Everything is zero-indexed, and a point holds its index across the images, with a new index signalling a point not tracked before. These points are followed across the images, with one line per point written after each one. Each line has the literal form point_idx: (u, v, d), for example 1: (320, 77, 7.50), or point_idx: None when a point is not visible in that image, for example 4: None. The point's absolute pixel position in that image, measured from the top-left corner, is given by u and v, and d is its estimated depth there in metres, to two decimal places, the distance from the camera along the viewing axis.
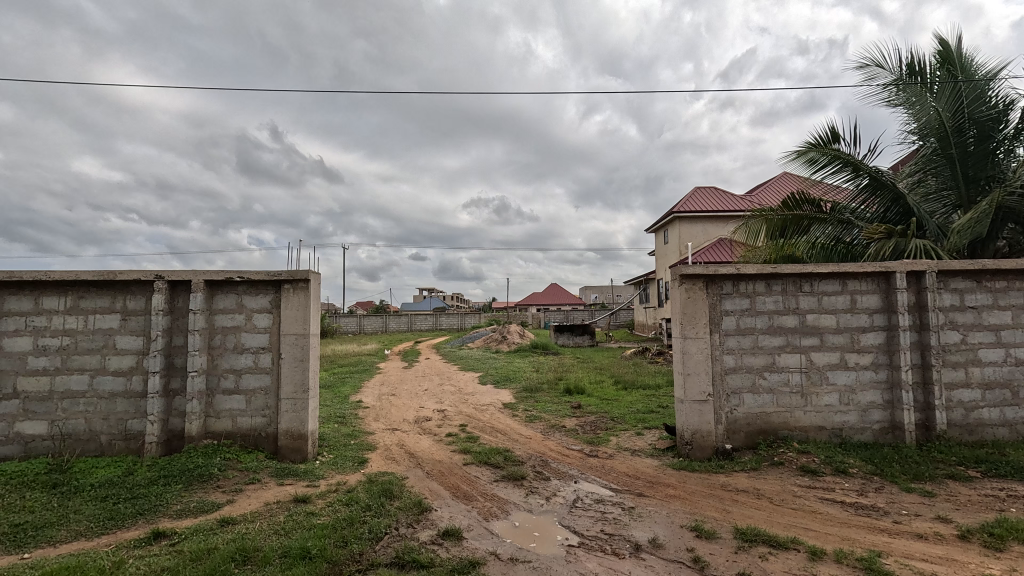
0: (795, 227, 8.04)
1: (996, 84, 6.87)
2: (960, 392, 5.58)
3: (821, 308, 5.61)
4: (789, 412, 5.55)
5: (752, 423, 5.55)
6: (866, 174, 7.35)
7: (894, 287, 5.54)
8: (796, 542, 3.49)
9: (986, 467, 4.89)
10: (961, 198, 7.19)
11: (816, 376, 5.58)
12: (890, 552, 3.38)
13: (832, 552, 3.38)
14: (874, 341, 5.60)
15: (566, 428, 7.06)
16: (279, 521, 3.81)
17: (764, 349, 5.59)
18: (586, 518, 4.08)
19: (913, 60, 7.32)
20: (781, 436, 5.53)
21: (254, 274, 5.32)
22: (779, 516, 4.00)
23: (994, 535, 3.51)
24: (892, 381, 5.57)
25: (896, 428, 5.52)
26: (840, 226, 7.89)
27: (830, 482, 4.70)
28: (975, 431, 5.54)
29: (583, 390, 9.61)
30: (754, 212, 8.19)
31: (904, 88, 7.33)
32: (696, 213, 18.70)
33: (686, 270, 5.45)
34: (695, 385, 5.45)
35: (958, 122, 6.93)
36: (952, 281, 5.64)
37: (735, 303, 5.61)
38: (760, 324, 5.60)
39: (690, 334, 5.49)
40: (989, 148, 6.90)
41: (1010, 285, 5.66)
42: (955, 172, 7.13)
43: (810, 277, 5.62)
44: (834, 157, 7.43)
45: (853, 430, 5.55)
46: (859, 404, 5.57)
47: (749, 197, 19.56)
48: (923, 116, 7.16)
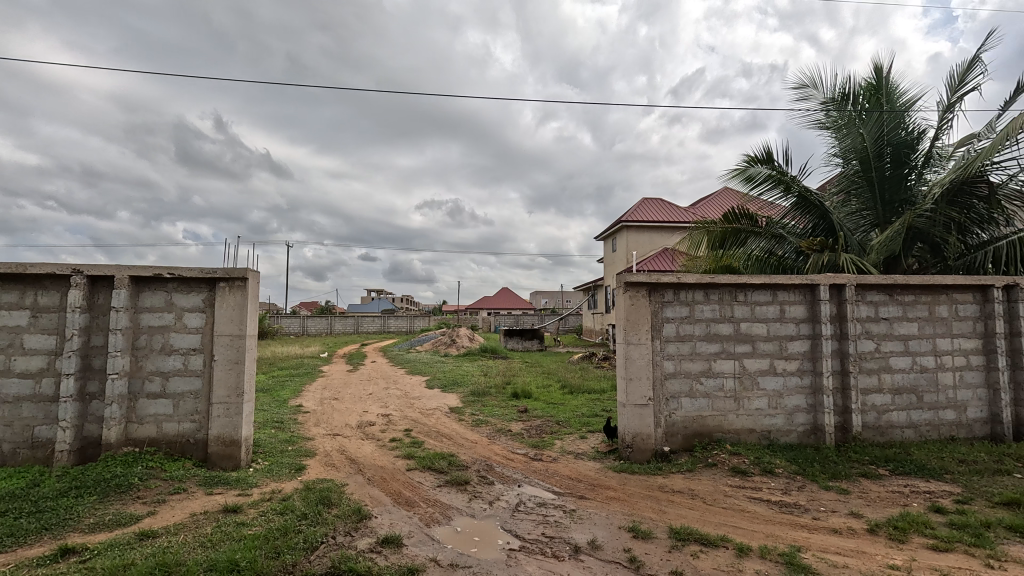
0: (734, 239, 8.46)
1: (915, 115, 7.49)
2: (873, 397, 6.05)
3: (753, 317, 5.94)
4: (723, 416, 5.84)
5: (689, 426, 5.78)
6: (795, 192, 7.91)
7: (818, 298, 5.96)
8: (725, 540, 3.67)
9: (894, 466, 5.31)
10: (879, 218, 7.86)
11: (748, 381, 5.90)
12: (808, 547, 3.62)
13: (757, 548, 3.56)
14: (799, 349, 5.99)
15: (511, 432, 7.10)
16: (205, 533, 3.60)
17: (702, 355, 5.85)
18: (528, 521, 4.11)
19: (841, 87, 7.92)
20: (716, 438, 5.80)
21: (185, 270, 5.02)
22: (711, 515, 4.19)
23: (898, 528, 3.82)
24: (815, 387, 5.97)
25: (818, 430, 5.93)
26: (773, 240, 8.41)
27: (757, 482, 4.97)
28: (885, 432, 6.04)
29: (529, 395, 9.67)
30: (697, 224, 8.59)
31: (833, 113, 7.93)
32: (644, 223, 19.32)
33: (630, 277, 5.65)
34: (636, 389, 5.62)
35: (879, 148, 7.55)
36: (868, 294, 6.12)
37: (675, 310, 5.84)
38: (698, 331, 5.86)
39: (633, 339, 5.65)
40: (902, 173, 7.59)
41: (917, 299, 6.21)
42: (875, 194, 7.78)
43: (744, 288, 5.95)
44: (769, 175, 7.93)
45: (780, 432, 5.90)
46: (786, 408, 5.93)
47: (693, 209, 20.45)
48: (850, 140, 7.74)
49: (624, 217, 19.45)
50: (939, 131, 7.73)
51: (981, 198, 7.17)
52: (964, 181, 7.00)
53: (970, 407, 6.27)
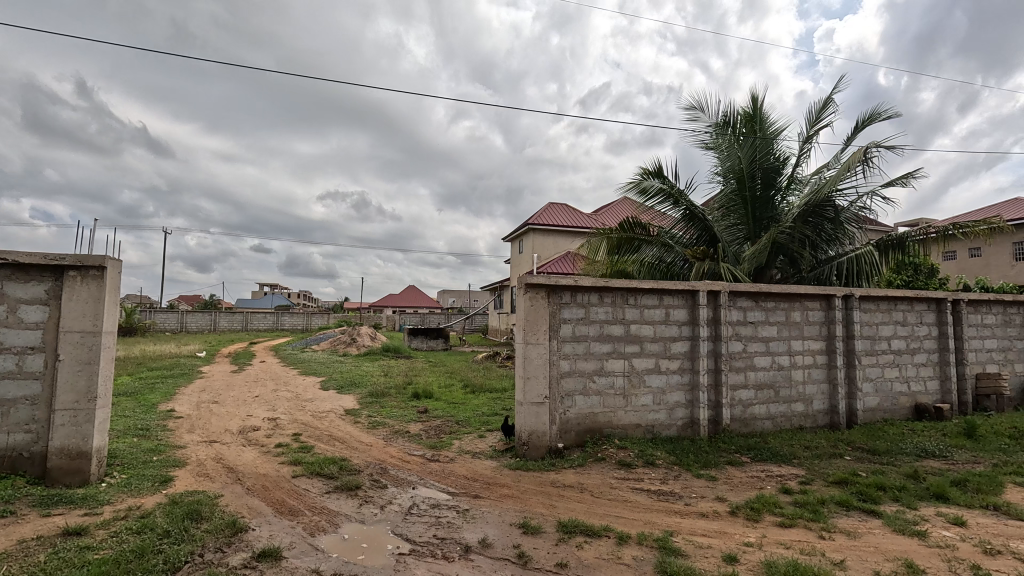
0: (628, 246, 9.03)
1: (781, 143, 8.50)
2: (740, 392, 6.76)
3: (642, 319, 6.37)
4: (613, 412, 6.19)
5: (582, 422, 6.06)
6: (683, 205, 8.63)
7: (698, 303, 6.54)
8: (607, 530, 3.89)
9: (754, 453, 5.98)
10: (750, 233, 8.79)
11: (635, 379, 6.31)
12: (680, 531, 3.94)
13: (635, 535, 3.82)
14: (681, 349, 6.52)
15: (409, 433, 6.96)
16: (37, 562, 3.10)
17: (595, 355, 6.15)
18: (420, 524, 4.05)
19: (723, 113, 8.77)
20: (605, 434, 6.13)
21: (23, 256, 4.30)
22: (596, 507, 4.42)
23: (754, 509, 4.30)
24: (693, 384, 6.54)
25: (694, 423, 6.50)
26: (662, 249, 9.08)
27: (640, 473, 5.34)
28: (748, 424, 6.78)
29: (430, 395, 9.54)
30: (596, 231, 9.02)
31: (715, 135, 8.75)
32: (548, 227, 19.94)
33: (530, 279, 5.79)
34: (533, 388, 5.77)
35: (751, 170, 8.45)
36: (739, 300, 6.83)
37: (572, 312, 6.08)
38: (592, 332, 6.16)
39: (531, 339, 5.80)
40: (770, 194, 8.57)
41: (777, 305, 7.04)
42: (748, 211, 8.70)
43: (634, 292, 6.35)
44: (661, 189, 8.55)
45: (662, 426, 6.39)
46: (668, 404, 6.43)
47: (595, 215, 21.50)
48: (728, 161, 8.59)
49: (531, 220, 19.93)
50: (799, 159, 8.84)
51: (829, 220, 8.31)
52: (817, 204, 8.07)
53: (816, 400, 7.24)
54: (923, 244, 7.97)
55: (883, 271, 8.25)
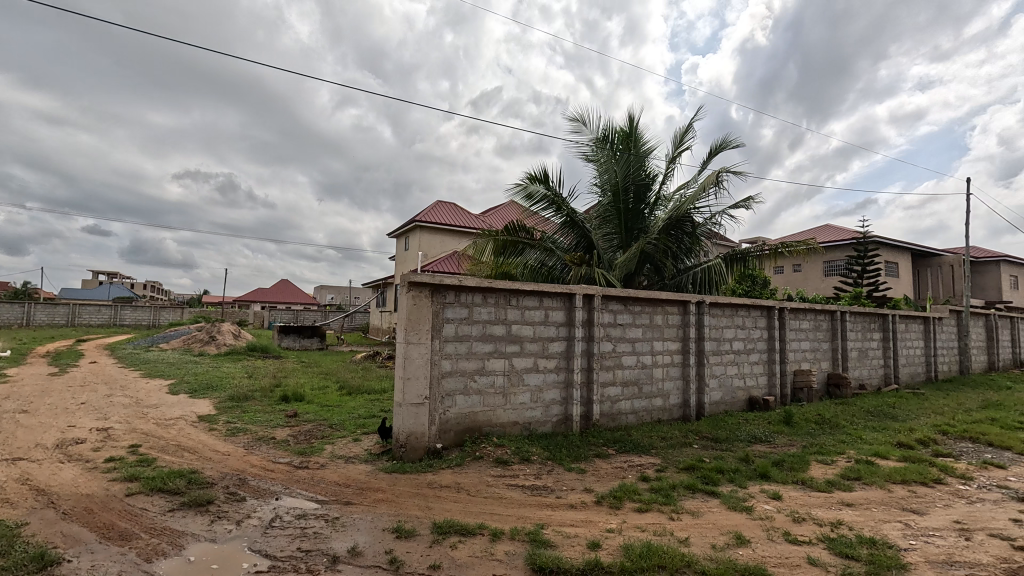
0: (513, 249, 9.30)
1: (650, 162, 9.33)
2: (609, 389, 7.29)
3: (523, 320, 6.57)
4: (492, 411, 6.30)
5: (461, 422, 6.07)
6: (565, 212, 9.16)
7: (574, 305, 6.92)
8: (482, 528, 3.94)
9: (619, 445, 6.48)
10: (623, 242, 9.53)
11: (515, 378, 6.49)
12: (550, 523, 4.13)
13: (508, 531, 3.92)
14: (558, 349, 6.85)
15: (275, 439, 6.41)
16: None
17: (476, 354, 6.21)
18: (282, 537, 3.75)
19: (603, 129, 9.40)
20: (484, 432, 6.22)
21: None
22: (472, 505, 4.45)
23: (616, 498, 4.66)
24: (568, 381, 6.91)
25: (567, 419, 6.87)
26: (545, 253, 9.48)
27: (516, 469, 5.49)
28: (615, 418, 7.33)
29: (301, 398, 8.90)
30: (482, 232, 9.14)
31: (596, 149, 9.34)
32: (436, 226, 19.73)
33: (413, 277, 5.67)
34: (413, 388, 5.65)
35: (625, 184, 9.16)
36: (610, 303, 7.36)
37: (455, 311, 6.07)
38: (475, 332, 6.21)
39: (413, 339, 5.67)
40: (640, 207, 9.37)
41: (643, 309, 7.72)
42: (622, 222, 9.42)
43: (516, 293, 6.53)
44: (545, 196, 8.95)
45: (538, 423, 6.65)
46: (544, 401, 6.71)
47: (482, 217, 21.77)
48: (606, 174, 9.22)
49: (418, 217, 19.59)
50: (665, 177, 9.79)
51: (688, 234, 9.32)
52: (679, 219, 9.00)
53: (672, 395, 8.06)
54: (759, 259, 9.28)
55: (729, 281, 9.46)
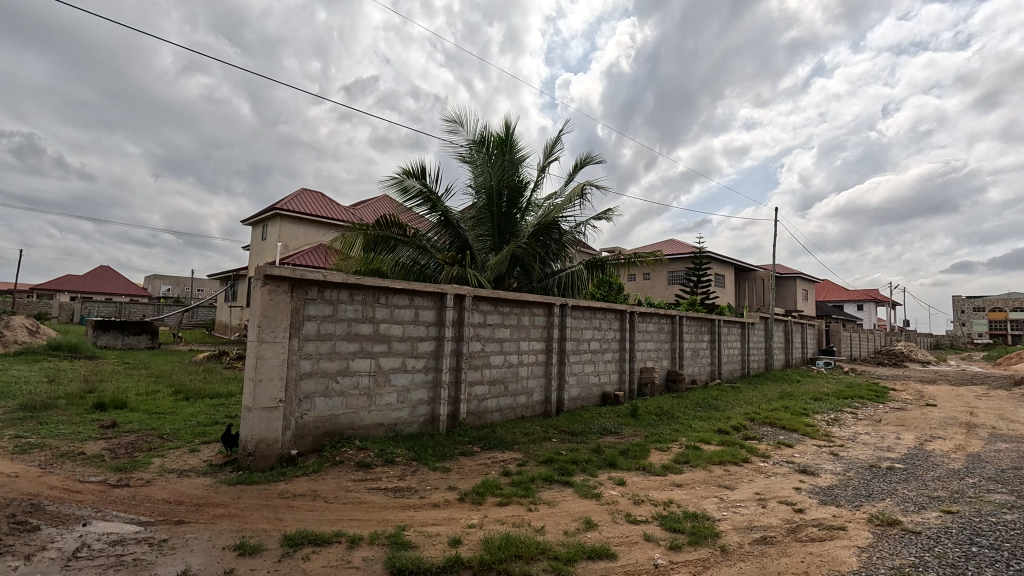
0: (384, 245, 9.03)
1: (523, 169, 9.72)
2: (476, 388, 7.43)
3: (391, 319, 6.40)
4: (355, 413, 6.03)
5: (320, 425, 5.71)
6: (440, 210, 9.22)
7: (445, 305, 6.93)
8: (339, 535, 3.75)
9: (484, 442, 6.63)
10: (495, 244, 9.78)
11: (381, 378, 6.29)
12: (412, 524, 4.08)
13: (367, 536, 3.79)
14: (427, 349, 6.79)
15: (84, 455, 5.41)
16: None
17: (340, 354, 5.89)
18: (90, 569, 3.18)
19: (479, 132, 9.56)
20: (346, 436, 5.92)
21: None
22: (329, 513, 4.22)
23: (479, 493, 4.77)
24: (436, 381, 6.89)
25: (434, 418, 6.85)
26: (417, 250, 9.35)
27: (378, 472, 5.32)
28: (481, 416, 7.50)
29: (123, 405, 7.63)
30: (351, 225, 8.73)
31: (472, 151, 9.47)
32: (299, 215, 18.30)
33: (270, 270, 5.20)
34: (265, 391, 5.18)
35: (499, 188, 9.42)
36: (481, 304, 7.51)
37: (318, 309, 5.70)
38: (339, 330, 5.89)
39: (268, 337, 5.20)
40: (512, 212, 9.70)
41: (511, 310, 8.00)
42: (495, 225, 9.67)
43: (386, 291, 6.34)
44: (420, 192, 8.90)
45: (404, 424, 6.53)
46: (411, 401, 6.60)
47: (353, 209, 20.76)
48: (481, 177, 9.39)
49: (279, 205, 18.02)
50: (536, 185, 10.27)
51: (555, 240, 9.87)
52: (548, 226, 9.51)
53: (535, 392, 8.48)
54: (616, 267, 10.19)
55: (589, 286, 10.23)
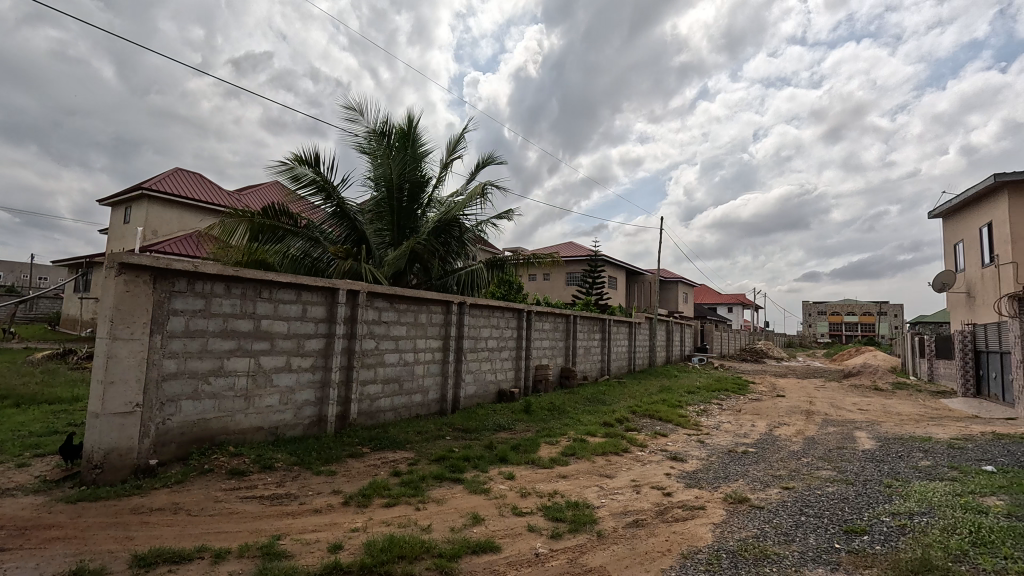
0: (271, 235, 8.39)
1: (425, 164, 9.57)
2: (368, 387, 7.18)
3: (274, 315, 5.97)
4: (229, 417, 5.54)
5: (186, 431, 5.17)
6: (335, 201, 8.80)
7: (336, 301, 6.62)
8: (202, 550, 3.43)
9: (374, 443, 6.43)
10: (394, 239, 9.53)
11: (261, 379, 5.84)
12: (288, 532, 3.84)
13: (236, 549, 3.51)
14: (315, 347, 6.44)
15: None
16: None
17: (212, 353, 5.38)
18: None
19: (380, 123, 9.25)
20: (217, 442, 5.42)
21: None
22: (192, 527, 3.84)
23: (365, 496, 4.62)
24: (324, 381, 6.55)
25: (321, 420, 6.51)
26: (309, 242, 8.83)
27: (253, 480, 4.93)
28: (373, 416, 7.27)
29: None
30: (232, 211, 7.93)
31: (371, 142, 9.13)
32: (171, 198, 16.41)
33: (127, 258, 4.60)
34: (117, 394, 4.56)
35: (399, 182, 9.18)
36: (375, 300, 7.27)
37: (186, 302, 5.15)
38: (212, 327, 5.37)
39: (122, 334, 4.59)
40: (412, 207, 9.51)
41: (407, 307, 7.85)
42: (394, 219, 9.42)
43: (269, 284, 5.91)
44: (313, 180, 8.43)
45: (286, 427, 6.12)
46: (295, 403, 6.22)
47: (237, 194, 19.06)
48: (380, 169, 9.08)
49: (146, 185, 16.01)
50: (438, 181, 10.17)
51: (455, 238, 9.84)
52: (448, 223, 9.46)
53: (431, 390, 8.39)
54: (515, 266, 10.41)
55: (488, 285, 10.35)
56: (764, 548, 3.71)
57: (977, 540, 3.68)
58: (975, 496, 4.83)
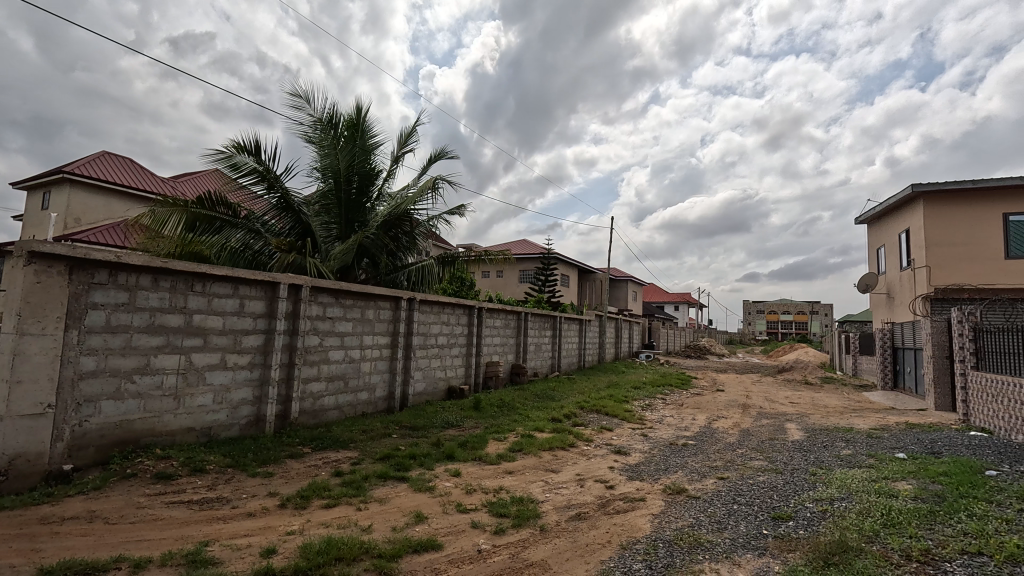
0: (207, 226, 7.94)
1: (375, 156, 9.33)
2: (311, 385, 6.94)
3: (209, 309, 5.66)
4: (156, 418, 5.20)
5: (107, 434, 4.80)
6: (278, 191, 8.48)
7: (277, 295, 6.35)
8: (120, 560, 3.20)
9: (316, 443, 6.22)
10: (341, 233, 9.26)
11: (192, 377, 5.52)
12: (218, 538, 3.65)
13: (159, 557, 3.29)
14: (253, 343, 6.15)
15: None
16: None
17: (138, 349, 5.03)
18: None
19: (327, 112, 8.92)
20: (143, 445, 5.08)
21: None
22: (110, 536, 3.58)
23: (303, 497, 4.46)
24: (263, 379, 6.28)
25: (259, 420, 6.23)
26: (249, 234, 8.44)
27: (182, 484, 4.66)
28: (316, 415, 7.03)
29: None
30: (163, 200, 7.36)
31: (319, 131, 8.81)
32: (96, 182, 15.24)
33: (38, 246, 4.21)
34: (25, 395, 4.17)
35: (348, 174, 8.90)
36: (320, 295, 7.03)
37: (108, 295, 4.78)
38: (137, 322, 5.02)
39: (31, 329, 4.20)
40: (361, 200, 9.26)
41: (354, 303, 7.64)
42: (341, 212, 9.13)
43: (202, 277, 5.58)
44: (254, 169, 8.06)
45: (221, 427, 5.82)
46: (231, 402, 5.92)
47: (173, 181, 17.94)
48: (328, 160, 8.78)
49: (67, 167, 14.79)
50: (389, 174, 9.95)
51: (405, 233, 9.66)
52: (398, 217, 9.28)
53: (378, 388, 8.21)
54: (466, 263, 10.34)
55: (439, 281, 10.23)
56: (698, 536, 3.86)
57: (887, 522, 3.99)
58: (888, 481, 5.22)
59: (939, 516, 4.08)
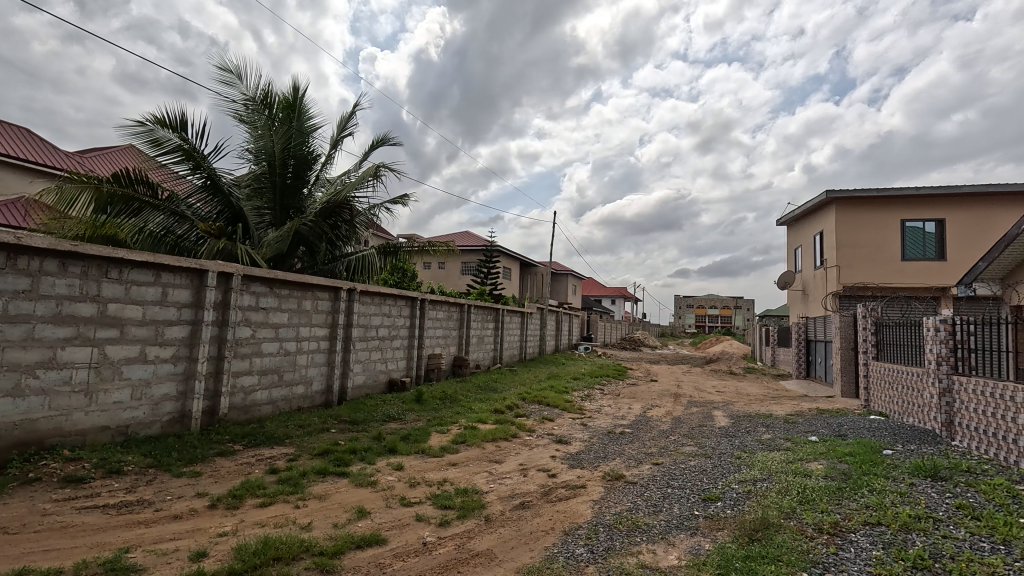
0: (124, 206, 7.28)
1: (314, 140, 8.90)
2: (242, 378, 6.57)
3: (126, 298, 5.21)
4: (64, 416, 4.73)
5: (5, 434, 4.32)
6: (205, 172, 7.86)
7: (205, 284, 5.94)
8: (25, 573, 2.91)
9: (248, 440, 5.91)
10: (276, 219, 8.83)
11: (107, 372, 5.07)
12: (140, 544, 3.40)
13: (72, 566, 3.03)
14: (177, 335, 5.73)
15: None
16: None
17: (42, 341, 4.55)
18: None
19: (262, 90, 8.39)
20: (48, 446, 4.61)
21: None
22: (11, 547, 3.23)
23: (236, 497, 4.23)
24: (188, 372, 5.87)
25: (184, 416, 5.83)
26: (171, 217, 7.86)
27: (95, 487, 4.28)
28: (248, 410, 6.68)
29: None
30: (72, 175, 6.61)
31: (252, 111, 8.29)
32: None
33: None
34: None
35: (284, 157, 8.45)
36: (252, 285, 6.65)
37: (5, 281, 4.29)
38: (41, 311, 4.53)
39: None
40: (299, 185, 8.83)
41: (289, 293, 7.29)
42: (276, 197, 8.68)
43: (118, 263, 5.12)
44: (177, 146, 7.46)
45: (140, 425, 5.39)
46: (151, 398, 5.48)
47: (78, 156, 16.24)
48: (262, 141, 8.29)
49: None
50: (328, 160, 9.56)
51: (345, 222, 9.19)
52: (337, 205, 8.84)
53: (315, 381, 7.92)
54: (409, 254, 10.07)
55: (380, 271, 9.98)
56: (635, 519, 4.05)
57: (803, 499, 4.36)
58: (803, 462, 5.71)
59: (845, 492, 4.52)
